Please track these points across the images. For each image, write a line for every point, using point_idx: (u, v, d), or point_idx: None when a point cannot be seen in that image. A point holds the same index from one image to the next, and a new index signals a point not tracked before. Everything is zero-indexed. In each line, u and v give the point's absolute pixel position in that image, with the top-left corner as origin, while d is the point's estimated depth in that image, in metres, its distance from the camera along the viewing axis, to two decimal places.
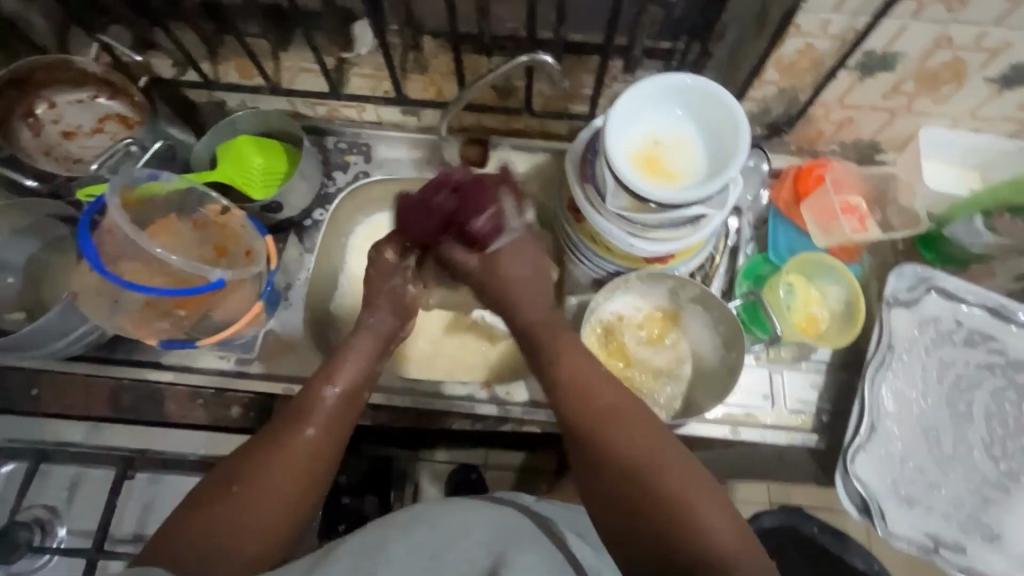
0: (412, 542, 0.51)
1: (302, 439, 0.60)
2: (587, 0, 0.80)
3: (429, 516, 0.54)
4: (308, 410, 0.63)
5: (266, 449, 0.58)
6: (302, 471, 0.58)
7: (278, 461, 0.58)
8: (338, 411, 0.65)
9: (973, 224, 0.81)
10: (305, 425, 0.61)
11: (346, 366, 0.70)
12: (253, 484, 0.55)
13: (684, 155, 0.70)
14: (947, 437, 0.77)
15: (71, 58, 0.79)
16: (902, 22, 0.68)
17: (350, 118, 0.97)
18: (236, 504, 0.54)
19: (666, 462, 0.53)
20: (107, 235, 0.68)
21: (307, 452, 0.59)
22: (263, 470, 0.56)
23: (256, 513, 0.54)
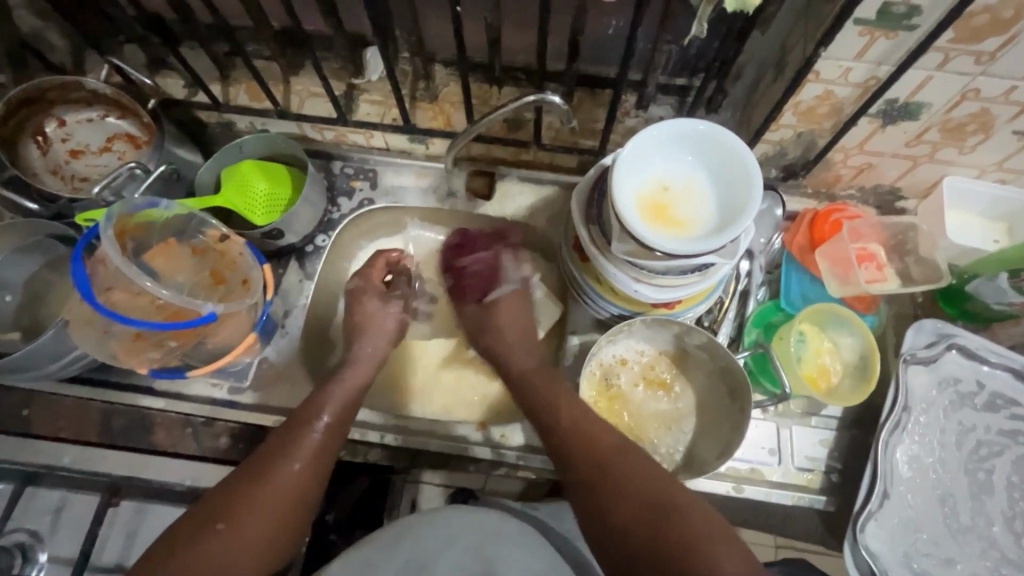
0: (402, 553, 0.57)
1: (287, 473, 0.61)
2: (601, 36, 0.78)
3: (417, 529, 0.58)
4: (296, 441, 0.64)
5: (252, 484, 0.60)
6: (284, 505, 0.60)
7: (263, 495, 0.59)
8: (327, 443, 0.66)
9: (997, 282, 0.78)
10: (291, 459, 0.63)
11: (336, 396, 0.70)
12: (236, 520, 0.57)
13: (694, 203, 0.68)
14: (966, 507, 0.73)
15: (83, 79, 0.79)
16: (928, 73, 0.65)
17: (359, 143, 0.95)
18: (219, 541, 0.56)
19: (664, 527, 0.55)
20: (101, 265, 0.69)
21: (292, 487, 0.61)
22: (247, 506, 0.58)
23: (246, 543, 0.57)
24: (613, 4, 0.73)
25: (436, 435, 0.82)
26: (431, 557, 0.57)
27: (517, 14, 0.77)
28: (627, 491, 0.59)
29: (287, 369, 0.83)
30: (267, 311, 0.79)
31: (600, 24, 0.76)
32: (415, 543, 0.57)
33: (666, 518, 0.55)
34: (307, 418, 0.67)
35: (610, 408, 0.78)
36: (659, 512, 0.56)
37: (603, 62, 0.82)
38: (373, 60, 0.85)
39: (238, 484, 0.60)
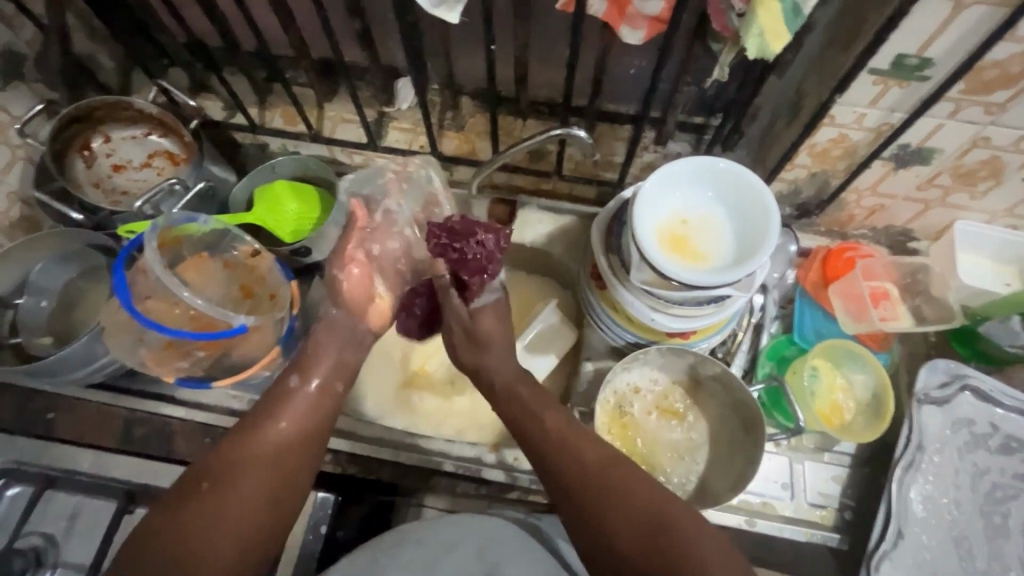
0: (405, 556, 0.59)
1: (278, 435, 0.60)
2: (622, 76, 0.82)
3: (417, 533, 0.61)
4: (283, 403, 0.63)
5: (241, 444, 0.59)
6: (277, 461, 0.59)
7: (260, 454, 0.59)
8: (318, 403, 0.65)
9: (1010, 323, 0.78)
10: (280, 421, 0.62)
11: (324, 353, 0.69)
12: (222, 484, 0.55)
13: (711, 237, 0.70)
14: (981, 550, 0.72)
15: (131, 100, 0.84)
16: (939, 120, 0.67)
17: (385, 168, 0.99)
18: (216, 501, 0.54)
19: (636, 486, 0.55)
20: (140, 275, 0.71)
21: (282, 446, 0.60)
22: (239, 470, 0.57)
23: (237, 504, 0.55)
24: (636, 46, 0.77)
25: (451, 455, 0.83)
26: (433, 558, 0.58)
27: (544, 53, 0.82)
28: (590, 452, 0.59)
29: None
30: (292, 326, 0.81)
31: (623, 64, 0.80)
32: (417, 547, 0.59)
33: (635, 478, 0.56)
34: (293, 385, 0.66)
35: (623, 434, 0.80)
36: (626, 471, 0.57)
37: (624, 100, 0.86)
38: (404, 90, 0.90)
39: (232, 438, 0.60)
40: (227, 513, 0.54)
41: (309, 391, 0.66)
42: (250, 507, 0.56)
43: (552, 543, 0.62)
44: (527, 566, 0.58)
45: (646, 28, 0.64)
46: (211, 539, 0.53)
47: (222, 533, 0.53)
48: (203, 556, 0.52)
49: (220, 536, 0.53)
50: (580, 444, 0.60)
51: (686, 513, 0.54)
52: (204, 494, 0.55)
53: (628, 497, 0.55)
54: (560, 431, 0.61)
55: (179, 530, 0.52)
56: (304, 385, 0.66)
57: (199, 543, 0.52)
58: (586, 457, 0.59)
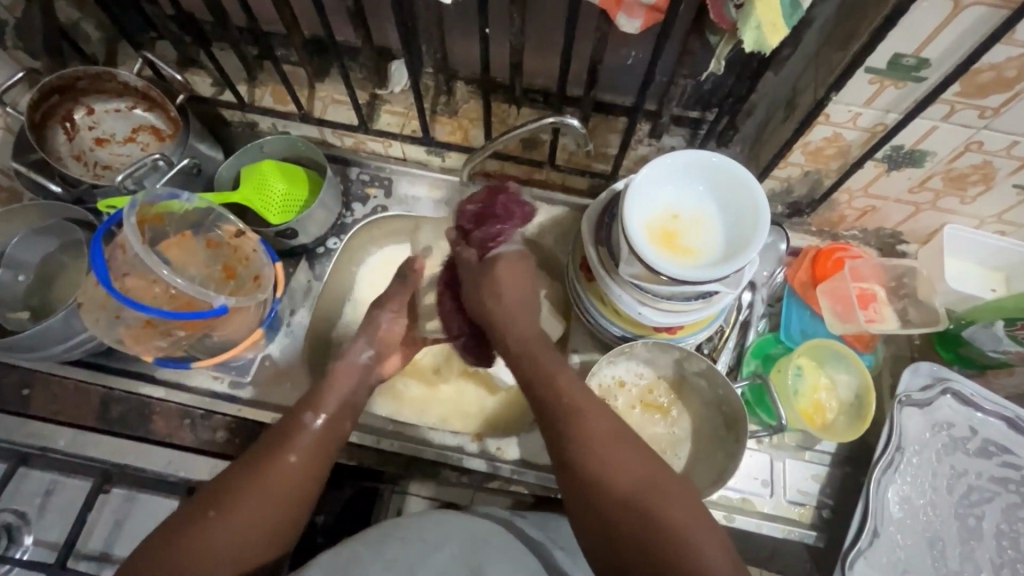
0: (388, 553, 0.55)
1: (287, 467, 0.61)
2: (618, 67, 0.81)
3: (399, 532, 0.58)
4: (292, 436, 0.64)
5: (246, 474, 0.60)
6: (278, 502, 0.59)
7: (263, 488, 0.59)
8: (329, 438, 0.66)
9: (994, 329, 0.79)
10: (290, 450, 0.62)
11: (335, 395, 0.70)
12: (227, 509, 0.57)
13: (702, 233, 0.70)
14: (954, 551, 0.73)
15: (115, 71, 0.82)
16: (933, 122, 0.67)
17: (377, 151, 0.97)
18: (211, 527, 0.56)
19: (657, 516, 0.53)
20: (119, 251, 0.70)
21: (288, 479, 0.60)
22: (243, 496, 0.58)
23: (230, 533, 0.56)
24: (633, 36, 0.76)
25: (433, 443, 0.82)
26: (416, 556, 0.55)
27: (540, 40, 0.81)
28: (620, 478, 0.56)
29: (289, 367, 0.83)
30: (275, 308, 0.80)
31: (620, 54, 0.79)
32: (401, 544, 0.56)
33: (663, 511, 0.53)
34: (304, 415, 0.66)
35: None
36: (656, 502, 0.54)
37: (620, 91, 0.85)
38: (397, 73, 0.89)
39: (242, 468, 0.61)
40: (226, 538, 0.56)
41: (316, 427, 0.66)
42: (253, 534, 0.57)
43: (535, 549, 0.61)
44: (512, 565, 0.56)
45: (643, 17, 0.63)
46: (211, 560, 0.54)
47: (221, 558, 0.55)
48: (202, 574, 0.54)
49: (221, 558, 0.55)
50: (606, 455, 0.57)
51: (708, 544, 0.51)
52: (208, 520, 0.56)
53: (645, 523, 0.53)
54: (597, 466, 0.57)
55: (177, 551, 0.54)
56: (314, 420, 0.66)
57: (201, 556, 0.54)
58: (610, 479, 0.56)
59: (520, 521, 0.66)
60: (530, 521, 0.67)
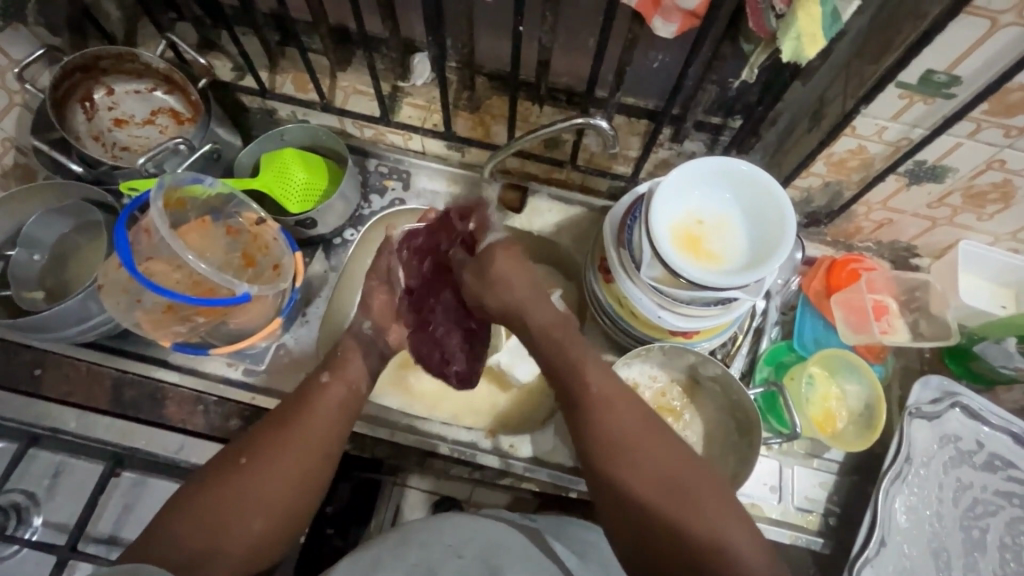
0: (411, 555, 0.55)
1: (315, 423, 0.63)
2: (645, 70, 0.81)
3: (421, 532, 0.59)
4: (314, 399, 0.66)
5: (275, 430, 0.62)
6: (307, 462, 0.61)
7: (292, 441, 0.61)
8: (349, 403, 0.67)
9: (1005, 345, 0.80)
10: (314, 416, 0.64)
11: (357, 363, 0.71)
12: (256, 462, 0.59)
13: (725, 238, 0.70)
14: (958, 562, 0.74)
15: (138, 52, 0.81)
16: (958, 139, 0.68)
17: (396, 144, 0.97)
18: (242, 482, 0.57)
19: (681, 505, 0.54)
20: (144, 234, 0.70)
21: (317, 434, 0.63)
22: (273, 450, 0.60)
23: (263, 490, 0.58)
24: (662, 39, 0.76)
25: (447, 438, 0.83)
26: (437, 558, 0.55)
27: (569, 40, 0.80)
28: (643, 470, 0.56)
29: (303, 357, 0.83)
30: (294, 298, 0.80)
31: (647, 57, 0.79)
32: (421, 547, 0.56)
33: (688, 498, 0.54)
34: (330, 382, 0.68)
35: None
36: (680, 492, 0.55)
37: (644, 94, 0.85)
38: (421, 65, 0.89)
39: (266, 433, 0.62)
40: (257, 492, 0.57)
41: (342, 390, 0.68)
42: (282, 492, 0.58)
43: (546, 546, 0.61)
44: (528, 565, 0.56)
45: (679, 22, 0.63)
46: (246, 511, 0.56)
47: (256, 510, 0.57)
48: (237, 524, 0.55)
49: (253, 516, 0.56)
50: (641, 449, 0.57)
51: (731, 531, 0.53)
52: (240, 470, 0.58)
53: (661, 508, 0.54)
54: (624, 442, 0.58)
55: (212, 500, 0.56)
56: (335, 381, 0.68)
57: (235, 515, 0.56)
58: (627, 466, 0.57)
59: (535, 524, 0.65)
60: (541, 521, 0.67)
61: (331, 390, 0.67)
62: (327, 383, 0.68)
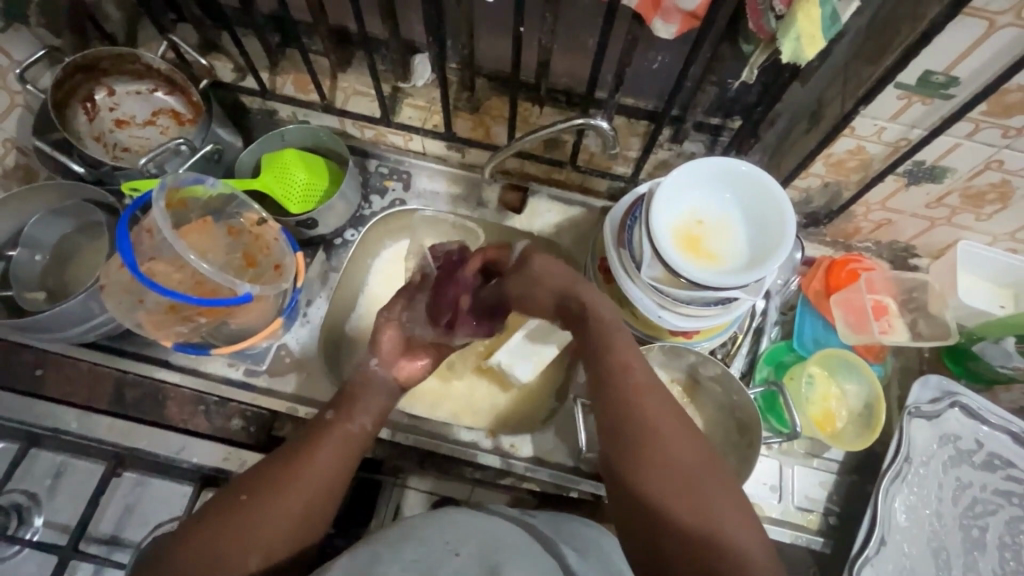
0: (409, 552, 0.56)
1: (319, 460, 0.62)
2: (644, 71, 0.82)
3: (421, 529, 0.58)
4: (323, 433, 0.64)
5: (280, 466, 0.61)
6: (309, 495, 0.60)
7: (295, 480, 0.60)
8: (356, 438, 0.66)
9: (1004, 345, 0.81)
10: (320, 450, 0.63)
11: (366, 397, 0.70)
12: (259, 500, 0.58)
13: (725, 239, 0.71)
14: (958, 561, 0.74)
15: (139, 53, 0.81)
16: (956, 140, 0.68)
17: (396, 144, 0.97)
18: (244, 517, 0.57)
19: (697, 517, 0.53)
20: (146, 235, 0.70)
21: (319, 470, 0.61)
22: (274, 488, 0.59)
23: (264, 526, 0.57)
24: (662, 40, 0.76)
25: (448, 438, 0.83)
26: (435, 556, 0.54)
27: (570, 41, 0.81)
28: (657, 480, 0.56)
29: (304, 357, 0.83)
30: (296, 298, 0.80)
31: (646, 58, 0.79)
32: (420, 544, 0.56)
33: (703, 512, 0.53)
34: (337, 418, 0.67)
35: None
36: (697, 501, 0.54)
37: (644, 95, 0.85)
38: (422, 66, 0.89)
39: (272, 467, 0.61)
40: (258, 526, 0.57)
41: (349, 428, 0.66)
42: (282, 528, 0.58)
43: (549, 545, 0.61)
44: (531, 565, 0.56)
45: (679, 23, 0.64)
46: (244, 550, 0.56)
47: (253, 548, 0.56)
48: (236, 561, 0.55)
49: (252, 554, 0.56)
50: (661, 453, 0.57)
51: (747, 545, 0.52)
52: (241, 507, 0.58)
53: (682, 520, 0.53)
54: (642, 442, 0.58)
55: (211, 538, 0.55)
56: (346, 419, 0.67)
57: (233, 553, 0.55)
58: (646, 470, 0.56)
59: (533, 520, 0.66)
60: (541, 519, 0.66)
61: (341, 425, 0.66)
62: (339, 419, 0.67)
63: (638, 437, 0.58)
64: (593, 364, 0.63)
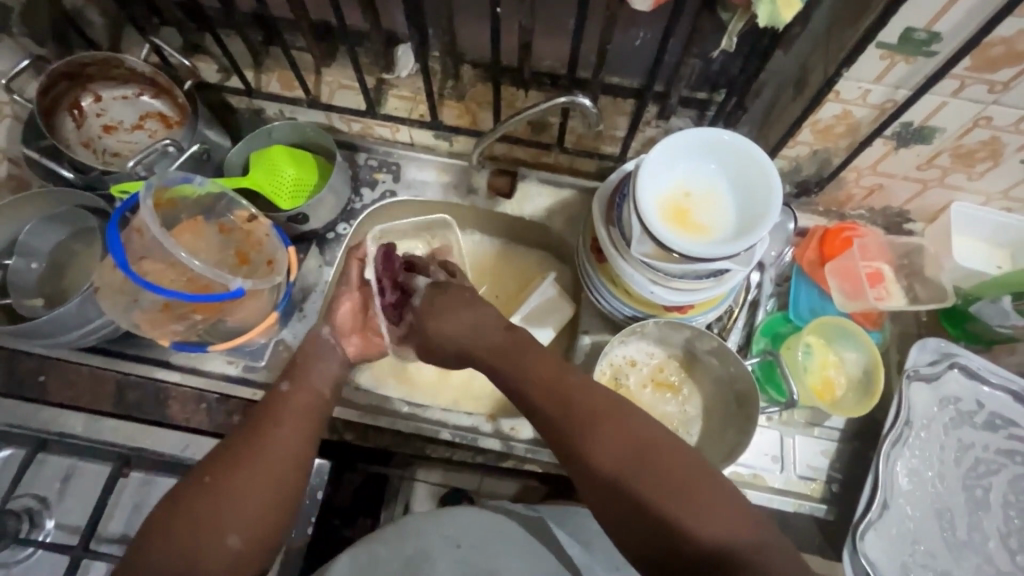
0: (406, 547, 0.58)
1: (276, 436, 0.64)
2: (626, 48, 0.81)
3: (419, 524, 0.60)
4: (278, 408, 0.67)
5: (238, 448, 0.62)
6: (267, 471, 0.61)
7: (252, 458, 0.61)
8: (313, 408, 0.68)
9: (1002, 304, 0.80)
10: (273, 426, 0.64)
11: (317, 368, 0.72)
12: (222, 482, 0.59)
13: (713, 210, 0.70)
14: (962, 522, 0.74)
15: (123, 57, 0.81)
16: (942, 98, 0.67)
17: (384, 136, 0.97)
18: (205, 504, 0.58)
19: (647, 484, 0.54)
20: (136, 235, 0.70)
21: (275, 445, 0.63)
22: (233, 473, 0.60)
23: (225, 508, 0.58)
24: (641, 15, 0.76)
25: (448, 424, 0.83)
26: (433, 549, 0.57)
27: (551, 21, 0.80)
28: (607, 455, 0.56)
29: (301, 352, 0.84)
30: (289, 292, 0.81)
31: (628, 36, 0.79)
32: (418, 538, 0.58)
33: (649, 477, 0.54)
34: (290, 389, 0.69)
35: None
36: (645, 465, 0.55)
37: (628, 73, 0.85)
38: (404, 57, 0.88)
39: (226, 449, 0.62)
40: (225, 513, 0.57)
41: (304, 397, 0.69)
42: (247, 507, 0.59)
43: (546, 536, 0.62)
44: (526, 564, 0.57)
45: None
46: (212, 534, 0.57)
47: (222, 531, 0.57)
48: (208, 549, 0.56)
49: (225, 535, 0.57)
50: (601, 432, 0.57)
51: (705, 500, 0.53)
52: (203, 495, 0.58)
53: (636, 490, 0.54)
54: (584, 416, 0.59)
55: (184, 532, 0.56)
56: (291, 389, 0.69)
57: (204, 538, 0.56)
58: (602, 451, 0.56)
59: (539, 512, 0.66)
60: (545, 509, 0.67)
61: (292, 398, 0.68)
62: (288, 391, 0.69)
63: (583, 421, 0.59)
64: (508, 347, 0.68)
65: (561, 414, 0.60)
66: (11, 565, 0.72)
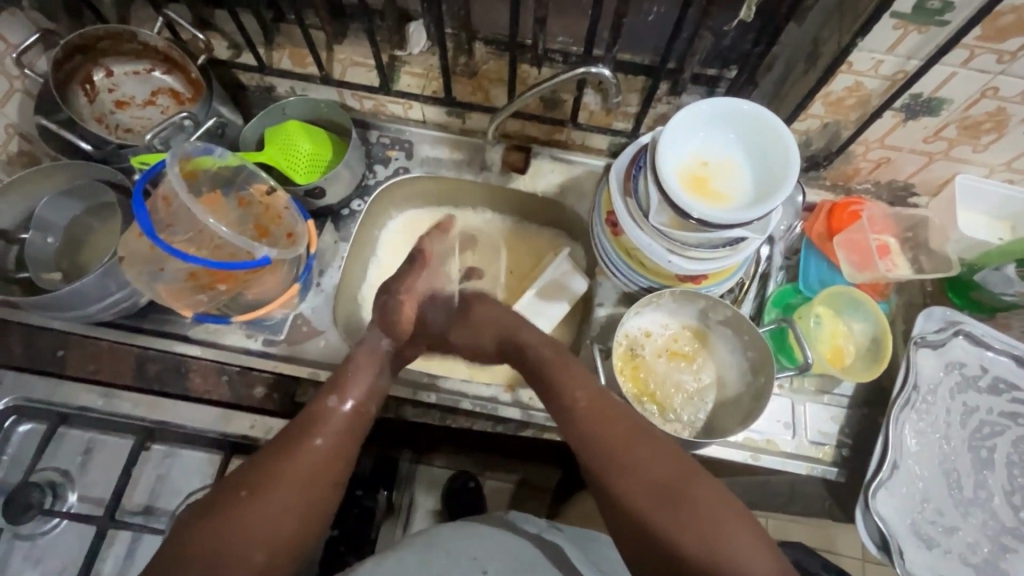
0: (432, 566, 0.58)
1: (316, 446, 0.62)
2: (640, 23, 0.82)
3: (443, 545, 0.62)
4: (322, 419, 0.65)
5: (277, 457, 0.60)
6: (307, 480, 0.60)
7: (292, 467, 0.60)
8: (355, 422, 0.67)
9: (1006, 272, 0.82)
10: (316, 436, 0.63)
11: (358, 377, 0.71)
12: (260, 490, 0.57)
13: (730, 179, 0.72)
14: (969, 481, 0.77)
15: (135, 31, 0.81)
16: (952, 68, 0.69)
17: (396, 114, 0.97)
18: (244, 510, 0.56)
19: (688, 528, 0.55)
20: (161, 204, 0.71)
21: (317, 462, 0.61)
22: (273, 480, 0.58)
23: (262, 515, 0.56)
24: None
25: (468, 394, 0.84)
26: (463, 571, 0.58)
27: None
28: (647, 495, 0.57)
29: (320, 326, 0.84)
30: (309, 265, 0.82)
31: (642, 10, 0.80)
32: (446, 558, 0.60)
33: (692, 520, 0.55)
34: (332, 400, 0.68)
35: (635, 375, 0.82)
36: (688, 507, 0.56)
37: (640, 50, 0.86)
38: (416, 34, 0.87)
39: (265, 457, 0.61)
40: (260, 522, 0.55)
41: (345, 410, 0.68)
42: (282, 517, 0.57)
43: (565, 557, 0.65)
44: None
45: None
46: (246, 543, 0.54)
47: (255, 540, 0.54)
48: (241, 556, 0.53)
49: (255, 545, 0.54)
50: (643, 472, 0.59)
51: (746, 546, 0.53)
52: (242, 503, 0.56)
53: (676, 533, 0.55)
54: (626, 457, 0.60)
55: (215, 536, 0.54)
56: (341, 405, 0.68)
57: (236, 547, 0.53)
58: (642, 492, 0.58)
59: (559, 535, 0.69)
60: (563, 534, 0.70)
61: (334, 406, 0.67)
62: (330, 398, 0.68)
63: (627, 460, 0.60)
64: (567, 383, 0.69)
65: (599, 447, 0.62)
66: (35, 537, 0.73)
